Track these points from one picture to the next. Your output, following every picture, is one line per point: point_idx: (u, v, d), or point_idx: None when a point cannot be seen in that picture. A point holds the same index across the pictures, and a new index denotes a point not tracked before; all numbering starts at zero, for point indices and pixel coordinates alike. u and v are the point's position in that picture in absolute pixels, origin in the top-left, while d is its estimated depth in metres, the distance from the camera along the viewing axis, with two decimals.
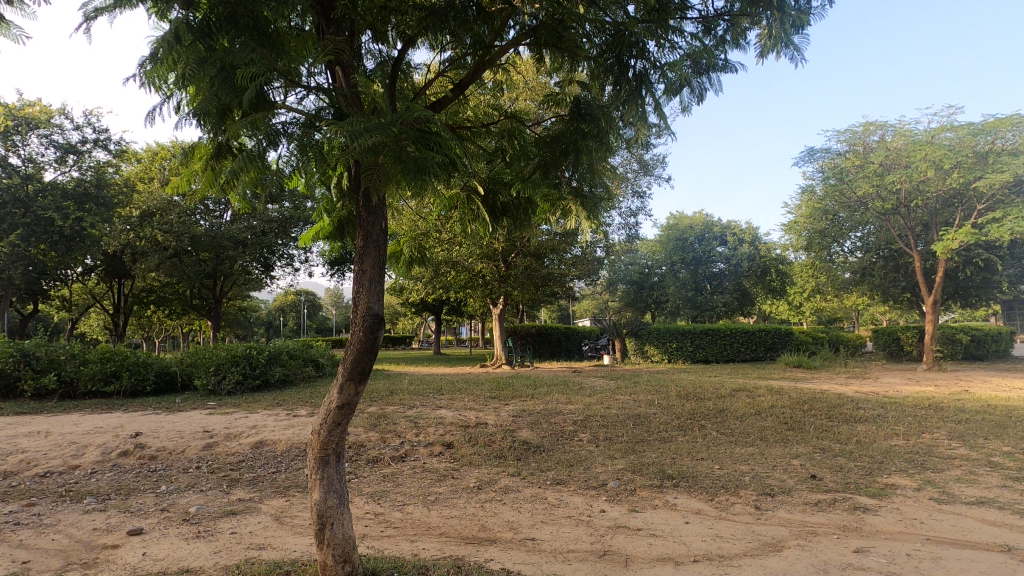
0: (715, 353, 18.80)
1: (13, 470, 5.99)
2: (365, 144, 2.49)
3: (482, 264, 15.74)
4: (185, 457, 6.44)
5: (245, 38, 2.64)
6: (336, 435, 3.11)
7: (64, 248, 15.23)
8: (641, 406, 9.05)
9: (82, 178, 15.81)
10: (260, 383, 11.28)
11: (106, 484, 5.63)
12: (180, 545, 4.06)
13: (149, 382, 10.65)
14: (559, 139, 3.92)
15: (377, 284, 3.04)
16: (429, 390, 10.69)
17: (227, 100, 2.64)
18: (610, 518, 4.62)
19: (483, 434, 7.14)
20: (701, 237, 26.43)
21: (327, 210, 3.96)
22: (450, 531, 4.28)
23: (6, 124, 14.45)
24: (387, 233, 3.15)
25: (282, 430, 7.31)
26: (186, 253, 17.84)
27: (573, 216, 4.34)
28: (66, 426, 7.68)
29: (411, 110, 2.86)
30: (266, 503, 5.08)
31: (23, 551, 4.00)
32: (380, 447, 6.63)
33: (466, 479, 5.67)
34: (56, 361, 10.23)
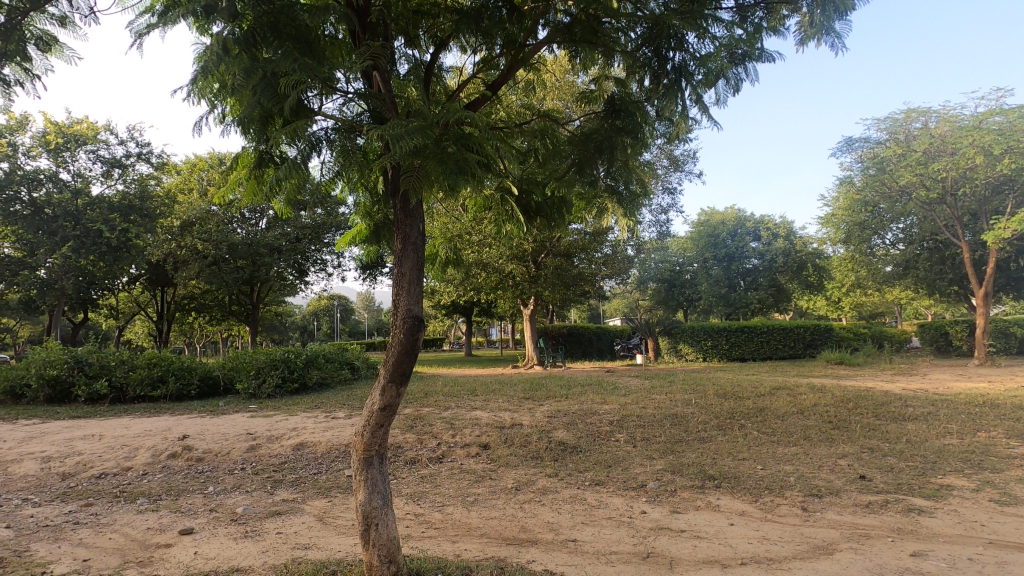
0: (751, 351, 18.39)
1: (70, 472, 6.25)
2: (405, 145, 2.50)
3: (512, 265, 15.72)
4: (230, 459, 6.62)
5: (287, 48, 2.68)
6: (378, 437, 3.14)
7: (112, 259, 15.80)
8: (677, 405, 8.91)
9: (127, 191, 16.46)
10: (298, 386, 11.53)
11: (158, 485, 5.83)
12: (229, 544, 4.17)
13: (194, 386, 11.00)
14: (593, 137, 3.89)
15: (416, 286, 3.05)
16: (464, 391, 10.76)
17: (269, 108, 2.69)
18: (652, 519, 4.55)
19: (519, 435, 7.12)
20: (734, 233, 25.88)
21: (365, 215, 3.98)
22: (491, 533, 4.28)
23: (56, 142, 15.13)
24: (425, 234, 3.16)
25: (321, 432, 7.44)
26: (225, 261, 18.38)
27: (609, 213, 4.31)
28: (118, 429, 7.98)
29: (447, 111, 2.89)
30: (309, 504, 5.17)
31: (83, 549, 4.17)
32: (417, 448, 6.69)
33: (504, 480, 5.67)
34: (106, 367, 10.66)
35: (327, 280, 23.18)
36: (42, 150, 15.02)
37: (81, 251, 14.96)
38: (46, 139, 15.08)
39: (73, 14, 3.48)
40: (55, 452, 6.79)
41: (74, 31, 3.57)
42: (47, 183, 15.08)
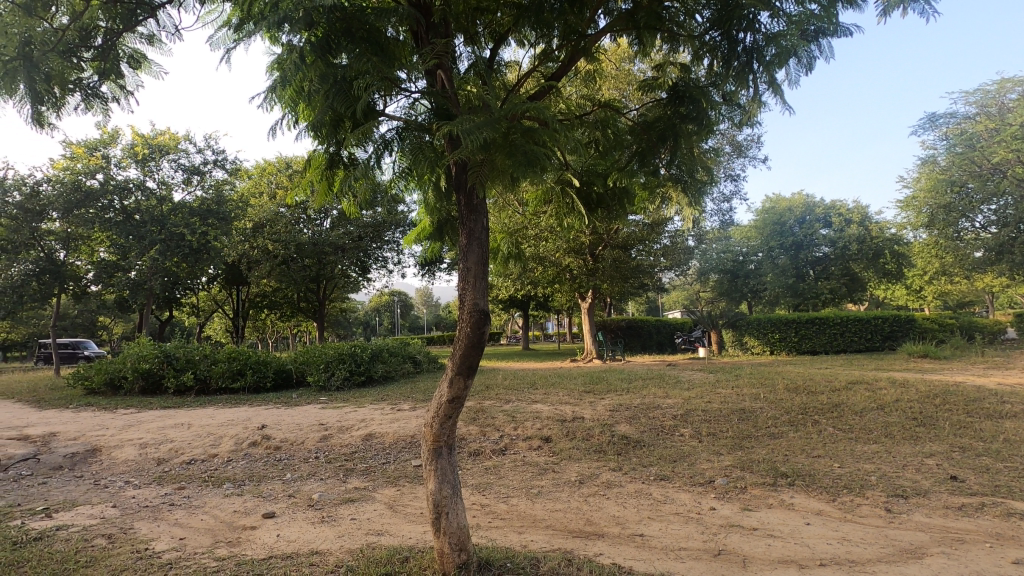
0: (824, 343, 17.47)
1: (164, 457, 6.76)
2: (473, 140, 2.55)
3: (570, 258, 15.63)
4: (304, 448, 6.96)
5: (357, 51, 2.78)
6: (447, 428, 3.21)
7: (194, 260, 16.89)
8: (744, 400, 8.60)
9: (204, 196, 17.51)
10: (365, 379, 11.97)
11: (241, 471, 6.22)
12: (308, 529, 4.39)
13: (269, 379, 11.64)
14: (655, 125, 3.82)
15: (481, 281, 3.10)
16: (524, 384, 10.81)
17: (341, 110, 2.80)
18: (722, 516, 4.43)
19: (581, 428, 7.08)
20: (802, 220, 24.71)
21: (429, 212, 4.05)
22: (557, 525, 4.31)
23: (143, 152, 16.32)
24: (489, 229, 3.19)
25: (389, 424, 7.70)
26: (294, 260, 19.36)
27: (674, 203, 4.21)
28: (204, 419, 8.55)
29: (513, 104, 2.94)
30: (379, 492, 5.37)
31: (179, 529, 4.52)
32: (481, 440, 6.80)
33: (567, 473, 5.68)
34: (191, 361, 11.47)
35: (388, 277, 23.85)
36: (131, 160, 16.22)
37: (167, 254, 16.05)
38: (135, 151, 16.29)
39: (160, 32, 3.71)
40: (151, 439, 7.37)
41: (159, 50, 3.80)
42: (135, 191, 16.23)
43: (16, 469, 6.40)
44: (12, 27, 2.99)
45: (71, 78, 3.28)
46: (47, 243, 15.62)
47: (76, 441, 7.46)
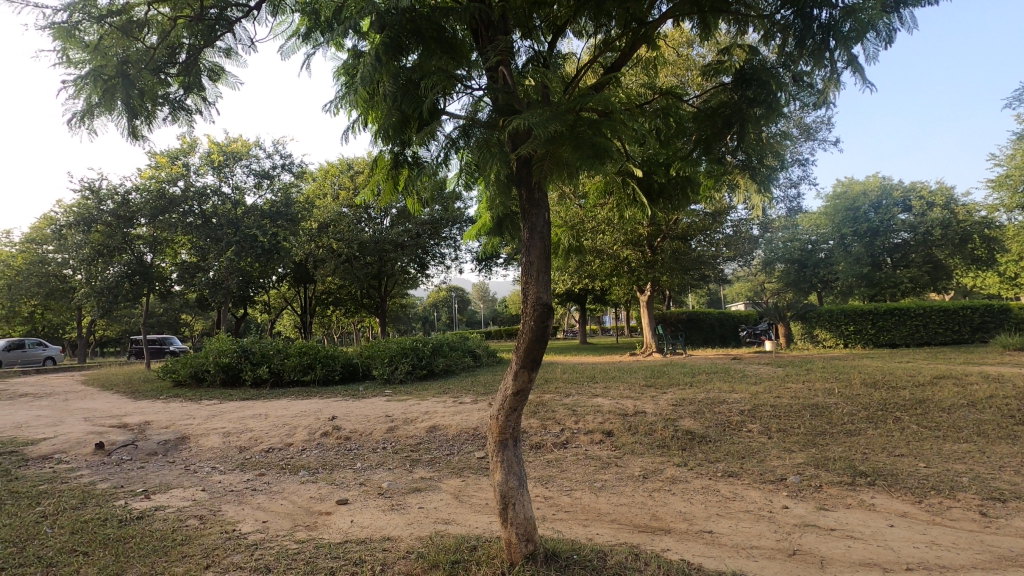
0: (904, 336, 16.40)
1: (245, 446, 7.21)
2: (541, 133, 2.57)
3: (628, 250, 15.37)
4: (372, 439, 7.23)
5: (425, 53, 2.86)
6: (512, 420, 3.26)
7: (266, 260, 17.81)
8: (816, 395, 8.21)
9: (274, 199, 18.39)
10: (427, 372, 12.29)
11: (315, 459, 6.55)
12: (380, 515, 4.58)
13: (337, 372, 12.16)
14: (720, 111, 3.70)
15: (544, 275, 3.10)
16: (584, 378, 10.80)
17: (408, 111, 2.91)
18: (795, 515, 4.26)
19: (644, 422, 6.97)
20: (878, 205, 23.36)
21: (488, 209, 4.10)
22: (622, 519, 4.29)
23: (219, 160, 17.36)
24: (551, 224, 3.20)
25: (451, 416, 7.86)
26: (356, 258, 20.19)
27: (741, 189, 4.06)
28: (279, 410, 9.05)
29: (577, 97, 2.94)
30: (445, 482, 5.52)
31: (262, 512, 4.82)
32: (542, 433, 6.85)
33: (630, 468, 5.63)
34: (266, 355, 12.14)
35: (446, 272, 24.36)
36: (209, 168, 17.28)
37: (241, 254, 16.95)
38: (211, 158, 17.34)
39: (236, 45, 3.93)
40: (233, 428, 7.87)
41: (236, 63, 4.02)
42: (212, 196, 17.25)
43: (117, 453, 7.00)
44: (110, 50, 3.23)
45: (160, 93, 3.50)
46: (136, 247, 16.84)
47: (167, 429, 8.07)
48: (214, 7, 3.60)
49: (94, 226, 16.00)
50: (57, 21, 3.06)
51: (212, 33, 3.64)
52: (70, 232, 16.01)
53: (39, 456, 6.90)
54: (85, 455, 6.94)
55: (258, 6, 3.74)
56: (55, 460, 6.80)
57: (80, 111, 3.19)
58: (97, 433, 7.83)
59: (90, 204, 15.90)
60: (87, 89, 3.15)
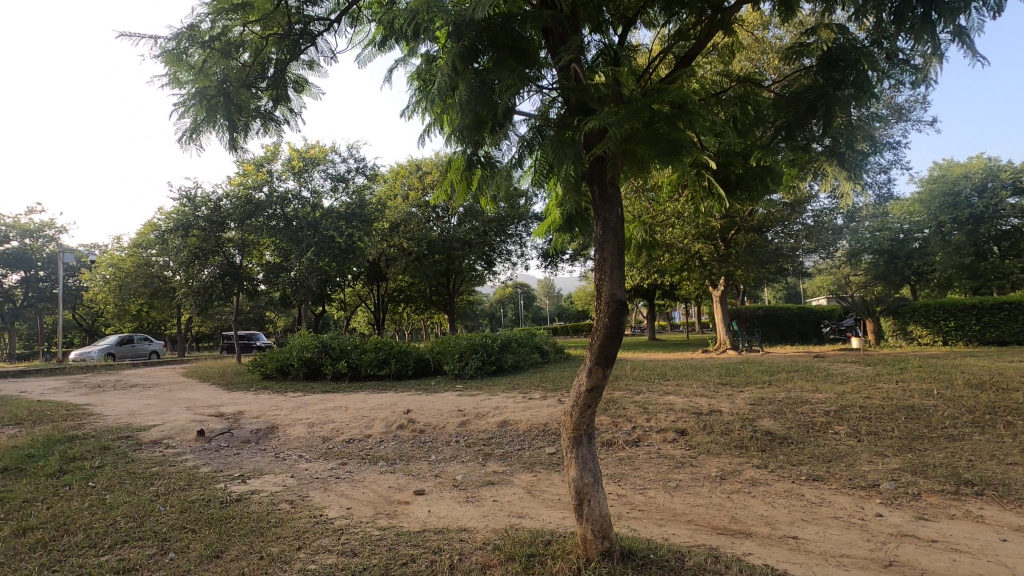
0: (1015, 333, 14.92)
1: (327, 436, 7.62)
2: (618, 131, 2.56)
3: (699, 244, 14.90)
4: (446, 432, 7.43)
5: (498, 58, 2.89)
6: (587, 417, 3.26)
7: (343, 260, 18.68)
8: (912, 396, 7.62)
9: (348, 201, 19.26)
10: (496, 368, 12.47)
11: (392, 451, 6.83)
12: (455, 507, 4.72)
13: (411, 366, 12.60)
14: (803, 96, 3.51)
15: (618, 271, 3.07)
16: (654, 375, 10.59)
17: (482, 114, 2.96)
18: (891, 524, 3.99)
19: (719, 422, 6.72)
20: (981, 188, 21.23)
21: (557, 206, 4.09)
22: (699, 520, 4.18)
23: (300, 165, 18.39)
24: (623, 219, 3.16)
25: (521, 411, 7.95)
26: (425, 256, 20.78)
27: (829, 176, 3.83)
28: (357, 403, 9.48)
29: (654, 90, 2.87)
30: (517, 477, 5.60)
31: (346, 499, 5.08)
32: (613, 430, 6.79)
33: (706, 468, 5.47)
34: (345, 350, 12.77)
35: (512, 269, 24.58)
36: (290, 173, 18.33)
37: (320, 254, 17.81)
38: (292, 164, 18.36)
39: (319, 57, 4.16)
40: (316, 420, 8.34)
41: (319, 74, 4.24)
42: (293, 200, 18.32)
43: (216, 440, 7.60)
44: (212, 69, 3.46)
45: (254, 106, 3.73)
46: (227, 249, 18.05)
47: (258, 419, 8.67)
48: (299, 22, 3.86)
49: (191, 231, 17.37)
50: (167, 48, 3.37)
51: (297, 47, 3.89)
52: (171, 237, 17.54)
53: (150, 441, 7.61)
54: (189, 441, 7.59)
55: (339, 18, 3.95)
56: (164, 444, 7.47)
57: (188, 128, 3.49)
58: (198, 421, 8.54)
59: (187, 210, 17.30)
60: (194, 108, 3.43)
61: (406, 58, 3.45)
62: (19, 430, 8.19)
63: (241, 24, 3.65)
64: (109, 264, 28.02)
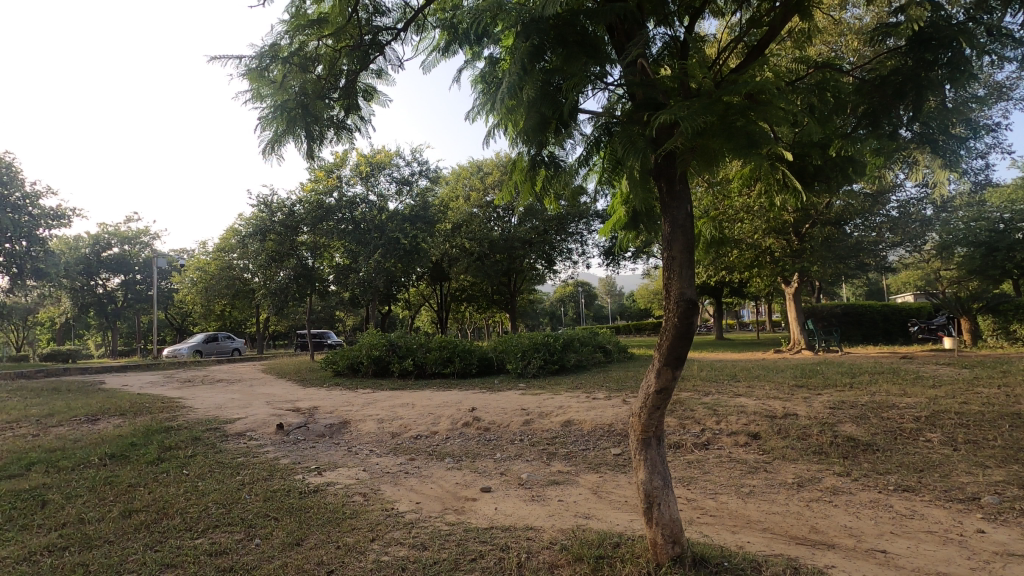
0: None
1: (396, 432, 7.87)
2: (690, 126, 2.50)
3: (770, 239, 14.32)
4: (510, 431, 7.49)
5: (564, 57, 2.89)
6: (655, 419, 3.19)
7: (408, 261, 19.24)
8: (1018, 402, 6.93)
9: (412, 204, 19.83)
10: (558, 367, 12.44)
11: (458, 448, 6.97)
12: (522, 505, 4.75)
13: (474, 365, 12.79)
14: (890, 80, 3.32)
15: (688, 269, 2.99)
16: (724, 376, 10.22)
17: (547, 114, 2.98)
18: (995, 542, 3.66)
19: (796, 426, 6.39)
20: None
21: (622, 203, 4.03)
22: (776, 528, 4.00)
23: (367, 170, 19.12)
24: (693, 216, 3.06)
25: (586, 411, 7.89)
26: (487, 256, 21.06)
27: (921, 164, 3.61)
28: (424, 400, 9.72)
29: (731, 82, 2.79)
30: (582, 477, 5.56)
31: (415, 494, 5.23)
32: (681, 433, 6.60)
33: (783, 474, 5.22)
34: (411, 349, 13.16)
35: (574, 268, 24.47)
36: (358, 178, 19.07)
37: (387, 256, 18.40)
38: (360, 169, 19.07)
39: (387, 66, 4.29)
40: (385, 416, 8.63)
41: (386, 82, 4.39)
42: (361, 204, 19.07)
43: (294, 434, 8.03)
44: (291, 83, 3.67)
45: (327, 116, 3.89)
46: (300, 253, 19.02)
47: (332, 414, 9.08)
48: (369, 33, 4.02)
49: (268, 235, 18.42)
50: (251, 66, 3.62)
51: (367, 56, 4.03)
52: (251, 241, 18.61)
53: (236, 432, 8.15)
54: (269, 434, 8.06)
55: (406, 27, 4.06)
56: (247, 437, 7.97)
57: (268, 140, 3.70)
58: (277, 415, 9.05)
59: (265, 215, 18.36)
60: (275, 120, 3.63)
61: (473, 62, 3.53)
62: (123, 421, 9.00)
63: (316, 38, 3.84)
64: (196, 267, 30.17)
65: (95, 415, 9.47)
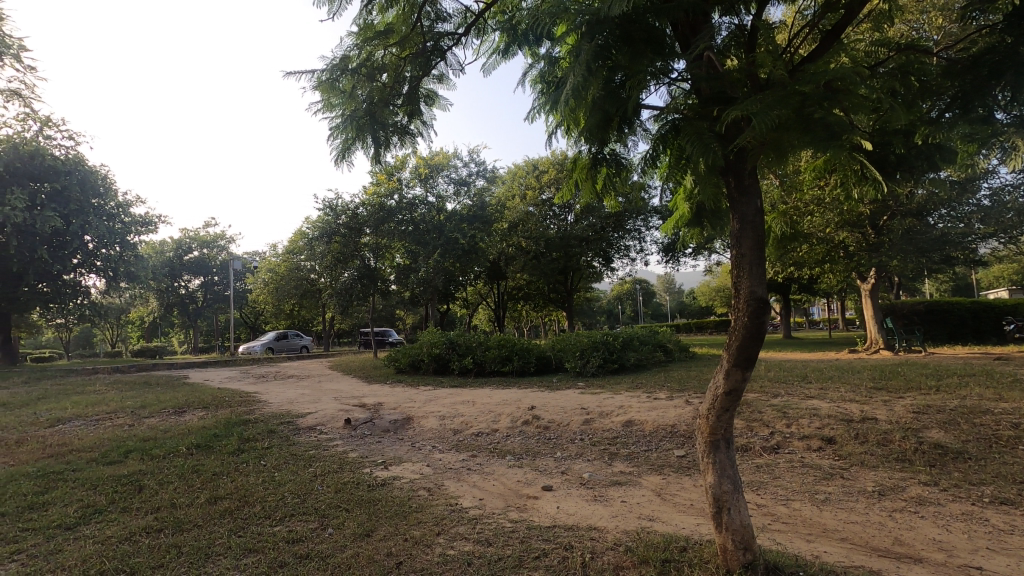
0: None
1: (457, 429, 8.01)
2: (766, 120, 2.40)
3: (844, 233, 13.59)
4: (570, 430, 7.47)
5: (628, 54, 2.86)
6: (724, 421, 3.10)
7: (466, 260, 19.56)
8: None
9: (470, 204, 20.18)
10: (618, 366, 12.28)
11: (519, 446, 7.02)
12: (584, 505, 4.74)
13: (533, 363, 12.83)
14: (984, 60, 3.13)
15: (758, 267, 2.88)
16: (794, 377, 9.77)
17: (610, 111, 2.99)
18: None
19: (875, 430, 6.02)
20: None
21: (686, 199, 3.93)
22: (855, 538, 3.80)
23: (427, 172, 19.58)
24: (764, 212, 2.94)
25: (647, 411, 7.74)
26: (543, 254, 21.10)
27: (1019, 149, 3.36)
28: (484, 398, 9.86)
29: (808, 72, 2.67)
30: (645, 478, 5.48)
31: (479, 490, 5.33)
32: (748, 435, 6.38)
33: (861, 482, 4.94)
34: (470, 347, 13.38)
35: (632, 265, 24.13)
36: (418, 180, 19.53)
37: (445, 255, 18.79)
38: (419, 172, 19.50)
39: (449, 70, 4.39)
40: (446, 412, 8.82)
41: (447, 86, 4.48)
42: (420, 205, 19.57)
43: (361, 428, 8.35)
44: (358, 92, 3.82)
45: (392, 122, 4.01)
46: (363, 253, 19.60)
47: (396, 410, 9.36)
48: (432, 40, 4.13)
49: (334, 237, 19.09)
50: (321, 76, 3.79)
51: (429, 62, 4.14)
52: (317, 243, 19.27)
53: (307, 426, 8.57)
54: (338, 428, 8.42)
55: (466, 32, 4.14)
56: (318, 430, 8.36)
57: (338, 148, 3.88)
58: (345, 411, 9.43)
59: (329, 218, 18.95)
60: (345, 130, 3.80)
61: (534, 63, 3.56)
62: (206, 413, 9.64)
63: (383, 47, 3.99)
64: (267, 269, 31.83)
65: (181, 408, 10.19)
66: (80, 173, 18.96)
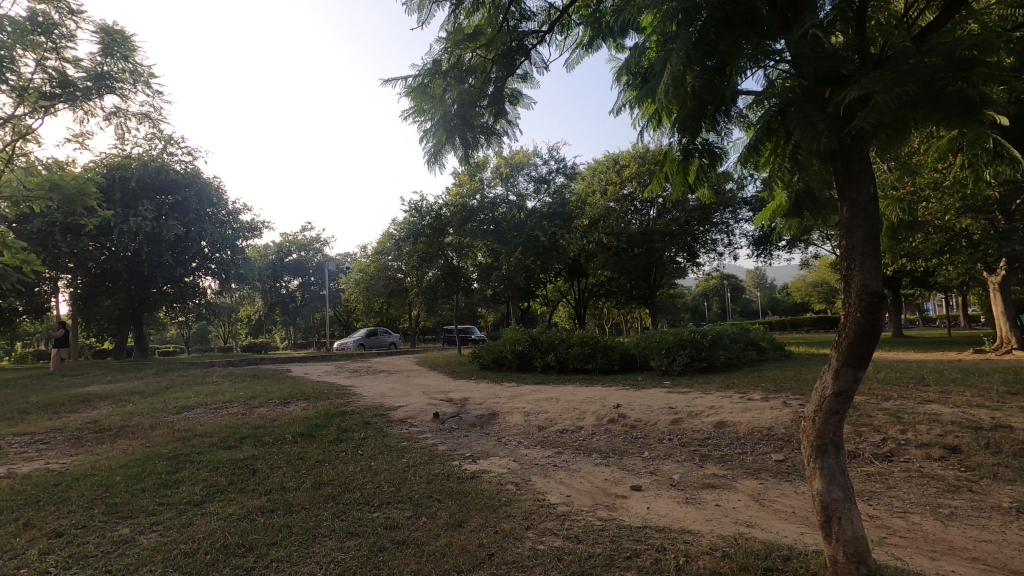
0: None
1: (542, 425, 8.06)
2: (891, 98, 2.20)
3: (967, 219, 12.24)
4: (658, 429, 7.29)
5: (725, 38, 2.74)
6: (833, 424, 2.89)
7: (547, 258, 19.64)
8: None
9: (552, 202, 20.27)
10: (706, 365, 11.81)
11: (605, 444, 6.94)
12: (675, 507, 4.61)
13: (616, 361, 12.62)
14: None
15: (872, 258, 2.64)
16: (907, 378, 8.93)
17: (706, 101, 2.88)
18: None
19: (1011, 440, 5.37)
20: None
21: (783, 188, 3.70)
22: (989, 559, 3.41)
23: (507, 171, 19.83)
24: (879, 198, 2.71)
25: (741, 413, 7.38)
26: (625, 250, 20.72)
27: None
28: (568, 395, 9.85)
29: (933, 44, 2.44)
30: (740, 482, 5.23)
31: (567, 487, 5.32)
32: (857, 441, 5.91)
33: (995, 497, 4.43)
34: (552, 344, 13.39)
35: (719, 259, 23.13)
36: (499, 179, 19.83)
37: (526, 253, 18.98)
38: (500, 171, 19.76)
39: (533, 68, 4.41)
40: (531, 409, 8.89)
41: (532, 85, 4.51)
42: (501, 204, 19.87)
43: (449, 422, 8.60)
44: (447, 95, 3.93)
45: (479, 123, 4.08)
46: (446, 253, 19.59)
47: (482, 405, 9.57)
48: (516, 39, 4.20)
49: (419, 238, 19.11)
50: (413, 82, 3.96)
51: (514, 62, 4.20)
52: (403, 244, 19.44)
53: (399, 419, 8.96)
54: (427, 421, 8.74)
55: (550, 28, 4.15)
56: (408, 423, 8.72)
57: (429, 151, 4.01)
58: (433, 405, 9.76)
59: (415, 220, 18.99)
60: (435, 132, 3.92)
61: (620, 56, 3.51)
62: (307, 405, 10.33)
63: (471, 50, 4.12)
64: (358, 269, 33.55)
65: (286, 399, 11.00)
66: (198, 185, 21.14)
